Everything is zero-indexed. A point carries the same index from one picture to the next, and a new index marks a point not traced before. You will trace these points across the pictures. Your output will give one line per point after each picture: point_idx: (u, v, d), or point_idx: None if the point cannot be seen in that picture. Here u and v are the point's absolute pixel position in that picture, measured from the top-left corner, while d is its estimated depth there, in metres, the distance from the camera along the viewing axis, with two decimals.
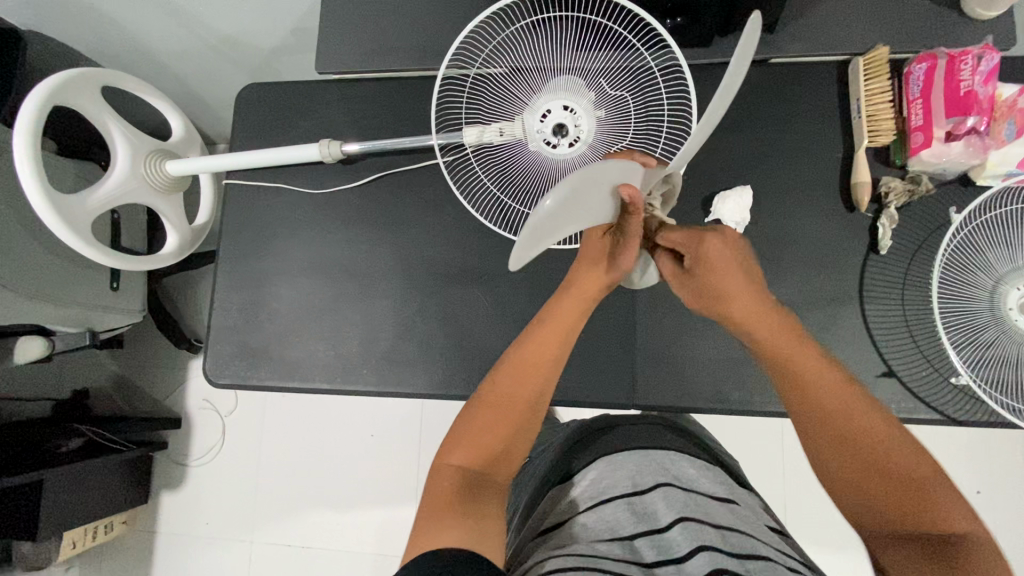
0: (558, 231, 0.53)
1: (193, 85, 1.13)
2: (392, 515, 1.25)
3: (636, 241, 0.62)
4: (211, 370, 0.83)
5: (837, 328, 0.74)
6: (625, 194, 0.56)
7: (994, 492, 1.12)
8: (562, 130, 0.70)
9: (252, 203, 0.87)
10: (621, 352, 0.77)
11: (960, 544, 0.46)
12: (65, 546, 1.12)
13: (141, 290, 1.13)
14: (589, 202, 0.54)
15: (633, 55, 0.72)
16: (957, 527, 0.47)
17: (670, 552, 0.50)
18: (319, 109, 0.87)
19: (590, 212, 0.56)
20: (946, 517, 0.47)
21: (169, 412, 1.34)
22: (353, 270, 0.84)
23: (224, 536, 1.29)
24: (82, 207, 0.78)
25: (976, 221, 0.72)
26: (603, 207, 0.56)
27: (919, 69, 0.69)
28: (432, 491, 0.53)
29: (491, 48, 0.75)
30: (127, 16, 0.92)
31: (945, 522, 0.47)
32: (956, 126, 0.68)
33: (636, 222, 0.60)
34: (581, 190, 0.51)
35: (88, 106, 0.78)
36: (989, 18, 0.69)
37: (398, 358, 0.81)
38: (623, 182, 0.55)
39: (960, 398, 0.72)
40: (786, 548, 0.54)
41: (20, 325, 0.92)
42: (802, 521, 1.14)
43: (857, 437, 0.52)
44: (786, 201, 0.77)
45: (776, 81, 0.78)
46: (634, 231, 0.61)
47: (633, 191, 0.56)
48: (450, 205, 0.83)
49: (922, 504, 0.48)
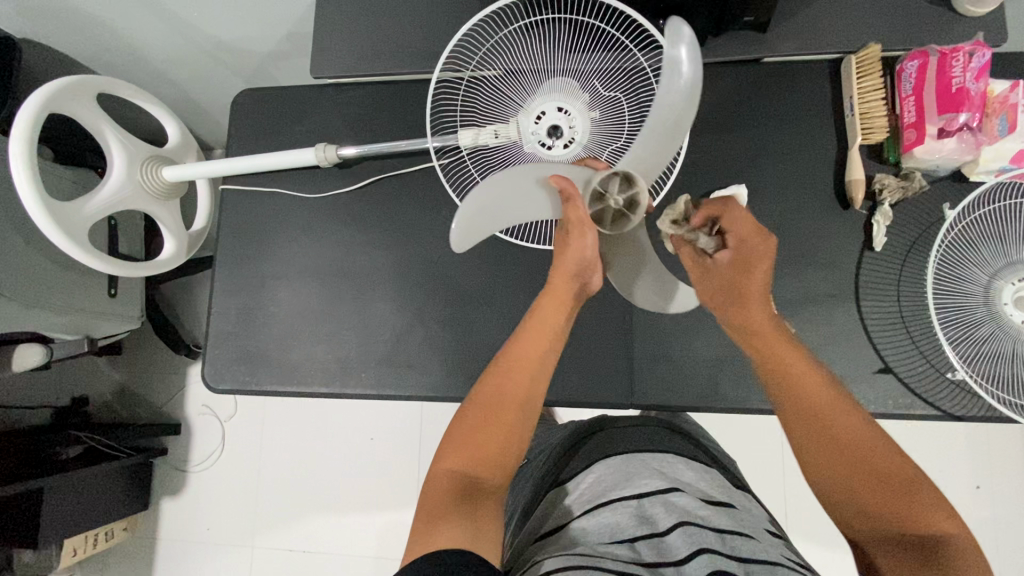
0: (501, 220, 0.64)
1: (189, 91, 1.13)
2: (393, 521, 1.25)
3: (577, 227, 0.61)
4: (210, 375, 0.83)
5: (833, 325, 0.75)
6: (554, 184, 0.62)
7: (994, 486, 1.12)
8: (556, 132, 0.71)
9: (249, 208, 0.87)
10: (619, 351, 0.77)
11: (940, 545, 0.47)
12: (66, 553, 1.13)
13: (139, 296, 1.13)
14: (521, 196, 0.64)
15: (626, 56, 0.72)
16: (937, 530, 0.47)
17: (671, 555, 0.51)
18: (315, 114, 0.87)
19: (528, 205, 0.64)
20: (928, 521, 0.48)
21: (169, 418, 1.34)
22: (351, 273, 0.84)
23: (225, 542, 1.28)
24: (79, 215, 0.78)
25: (971, 216, 0.72)
26: (540, 199, 0.64)
27: (911, 66, 0.70)
28: (428, 499, 0.53)
29: (485, 51, 0.74)
30: (124, 24, 0.92)
31: (925, 525, 0.48)
32: (948, 123, 0.67)
33: (575, 211, 0.61)
34: (507, 185, 0.63)
35: (83, 114, 0.78)
36: (980, 13, 0.70)
37: (396, 360, 0.81)
38: (551, 174, 0.62)
39: (957, 393, 0.72)
40: (785, 550, 0.54)
41: (18, 332, 0.92)
42: (801, 517, 1.15)
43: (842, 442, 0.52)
44: (782, 199, 0.77)
45: (769, 80, 0.78)
46: (574, 219, 0.61)
47: (561, 180, 0.61)
48: (446, 206, 0.83)
49: (906, 508, 0.48)
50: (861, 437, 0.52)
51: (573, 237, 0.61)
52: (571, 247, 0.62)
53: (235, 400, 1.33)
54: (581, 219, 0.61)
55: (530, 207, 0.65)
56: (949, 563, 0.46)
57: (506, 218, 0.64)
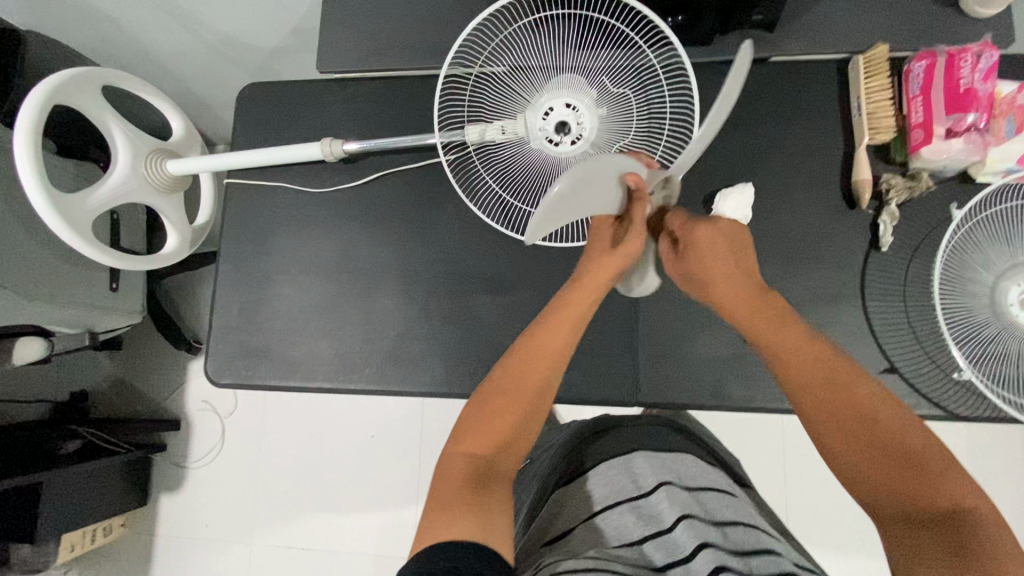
0: (567, 213, 0.57)
1: (194, 85, 1.13)
2: (393, 518, 1.25)
3: (641, 226, 0.62)
4: (213, 369, 0.83)
5: (838, 325, 0.74)
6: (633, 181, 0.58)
7: (996, 489, 1.12)
8: (565, 128, 0.71)
9: (252, 202, 0.87)
10: (625, 349, 0.77)
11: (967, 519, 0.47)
12: (63, 549, 1.08)
13: (140, 290, 1.12)
14: (597, 188, 0.57)
15: (635, 53, 0.72)
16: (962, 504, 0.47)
17: (678, 552, 0.51)
18: (320, 108, 0.87)
19: (596, 198, 0.58)
20: (955, 494, 0.48)
21: (168, 414, 1.33)
22: (355, 268, 0.84)
23: (224, 539, 1.28)
24: (82, 207, 0.78)
25: (977, 217, 0.72)
26: (609, 194, 0.59)
27: (918, 67, 0.70)
28: (442, 481, 0.53)
29: (493, 47, 0.75)
30: (130, 17, 0.92)
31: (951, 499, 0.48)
32: (956, 123, 0.68)
33: (642, 209, 0.62)
34: (597, 175, 0.55)
35: (86, 106, 0.78)
36: (987, 15, 0.70)
37: (401, 355, 0.81)
38: (630, 169, 0.58)
39: (962, 393, 0.72)
40: (780, 540, 0.56)
41: (18, 324, 0.91)
42: (804, 519, 1.14)
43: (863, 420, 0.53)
44: (790, 198, 0.77)
45: (777, 80, 0.78)
46: (638, 217, 0.62)
47: (639, 179, 0.58)
48: (451, 202, 0.83)
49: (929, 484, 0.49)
50: (865, 402, 0.54)
51: (634, 236, 0.62)
52: (629, 245, 0.63)
53: (235, 396, 1.33)
54: (644, 218, 0.62)
55: (596, 200, 0.59)
56: (974, 532, 0.46)
57: (571, 213, 0.57)
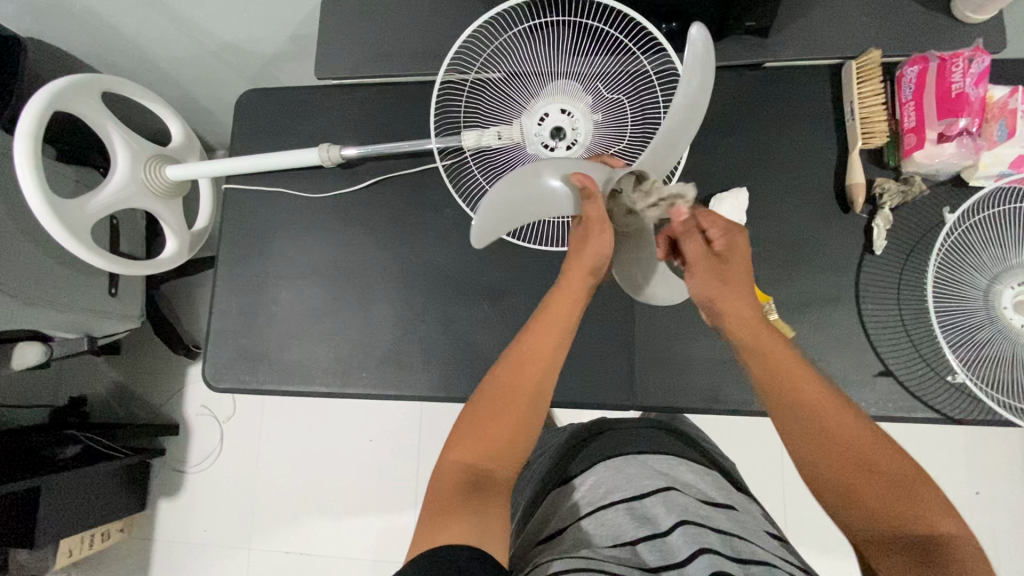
0: (518, 219, 0.65)
1: (194, 92, 1.14)
2: (391, 522, 1.25)
3: (597, 224, 0.62)
4: (211, 373, 0.83)
5: (833, 328, 0.75)
6: (577, 180, 0.62)
7: (995, 494, 1.12)
8: (560, 133, 0.71)
9: (251, 207, 0.87)
10: (621, 352, 0.77)
11: (939, 542, 0.46)
12: (62, 554, 1.12)
13: (139, 294, 1.12)
14: (540, 192, 0.64)
15: (629, 60, 0.73)
16: (936, 526, 0.47)
17: (672, 557, 0.51)
18: (318, 114, 0.87)
19: (547, 201, 0.65)
20: (925, 515, 0.47)
21: (167, 418, 1.34)
22: (352, 272, 0.84)
23: (222, 544, 1.28)
24: (82, 211, 0.79)
25: (971, 221, 0.73)
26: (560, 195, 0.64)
27: (911, 72, 0.71)
28: (436, 490, 0.53)
29: (490, 53, 0.76)
30: (131, 25, 0.93)
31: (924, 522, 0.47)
32: (948, 128, 0.68)
33: (596, 206, 0.62)
34: (530, 181, 0.63)
35: (86, 111, 0.78)
36: (979, 20, 0.71)
37: (398, 359, 0.81)
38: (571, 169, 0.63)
39: (957, 396, 0.72)
40: (784, 551, 0.55)
41: (18, 330, 0.92)
42: (803, 523, 1.14)
43: (833, 433, 0.52)
44: (784, 202, 0.77)
45: (771, 85, 0.79)
46: (594, 216, 0.62)
47: (583, 177, 0.61)
48: (448, 207, 0.83)
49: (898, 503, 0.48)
50: (838, 416, 0.52)
51: (594, 234, 0.62)
52: (591, 244, 0.63)
53: (234, 400, 1.33)
54: (602, 216, 0.62)
55: (550, 203, 0.65)
56: (946, 555, 0.46)
57: (524, 216, 0.65)
